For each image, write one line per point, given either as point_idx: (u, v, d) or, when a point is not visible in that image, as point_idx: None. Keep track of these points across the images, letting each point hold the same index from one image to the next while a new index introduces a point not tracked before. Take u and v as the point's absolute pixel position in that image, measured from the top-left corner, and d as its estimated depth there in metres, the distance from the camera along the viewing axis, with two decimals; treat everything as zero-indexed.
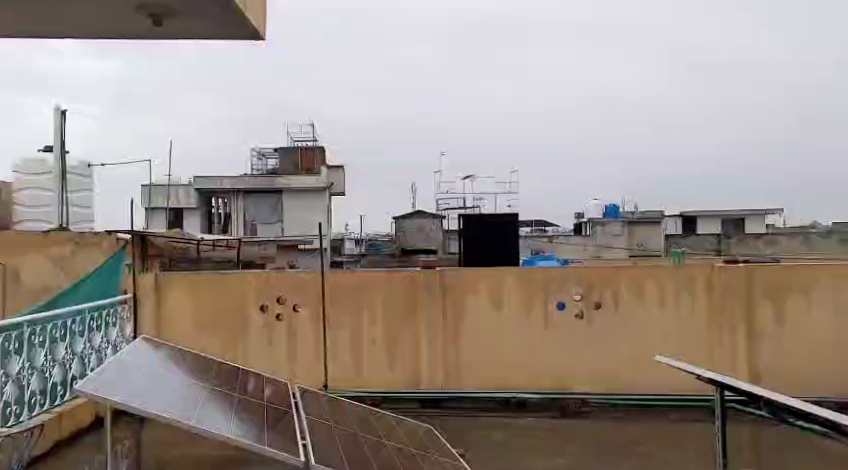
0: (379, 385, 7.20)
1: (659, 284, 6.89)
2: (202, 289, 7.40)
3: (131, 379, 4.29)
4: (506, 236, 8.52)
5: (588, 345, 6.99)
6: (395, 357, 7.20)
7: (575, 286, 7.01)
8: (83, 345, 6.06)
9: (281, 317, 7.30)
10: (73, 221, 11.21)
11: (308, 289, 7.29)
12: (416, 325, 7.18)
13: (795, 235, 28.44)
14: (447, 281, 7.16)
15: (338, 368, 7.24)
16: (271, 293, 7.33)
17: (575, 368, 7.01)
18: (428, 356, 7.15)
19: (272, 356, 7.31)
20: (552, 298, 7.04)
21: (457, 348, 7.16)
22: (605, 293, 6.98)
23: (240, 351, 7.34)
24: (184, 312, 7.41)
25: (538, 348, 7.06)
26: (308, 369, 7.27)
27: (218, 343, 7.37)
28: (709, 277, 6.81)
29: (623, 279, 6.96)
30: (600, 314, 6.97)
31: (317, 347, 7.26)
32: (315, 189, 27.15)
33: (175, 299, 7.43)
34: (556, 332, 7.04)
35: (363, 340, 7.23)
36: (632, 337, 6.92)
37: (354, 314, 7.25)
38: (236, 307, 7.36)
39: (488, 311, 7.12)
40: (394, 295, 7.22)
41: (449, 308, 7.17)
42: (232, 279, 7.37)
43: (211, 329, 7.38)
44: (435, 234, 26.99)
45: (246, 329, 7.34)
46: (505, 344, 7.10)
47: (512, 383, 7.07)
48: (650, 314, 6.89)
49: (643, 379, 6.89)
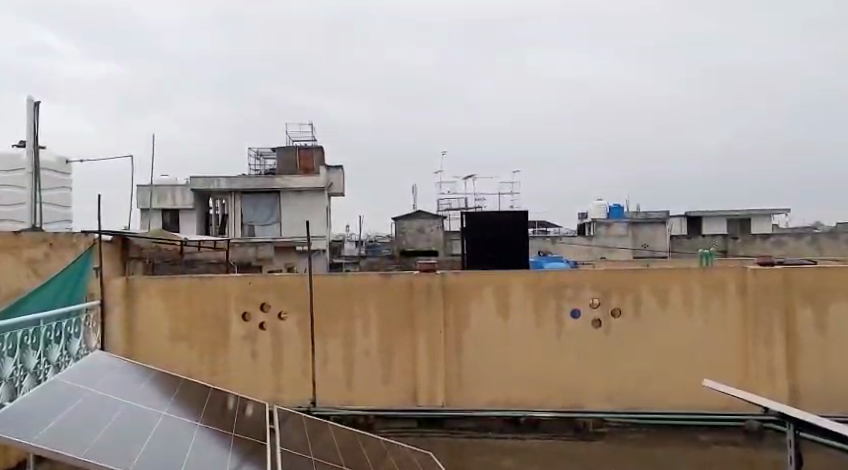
0: (372, 402, 6.48)
1: (686, 289, 6.18)
2: (179, 294, 6.67)
3: (57, 411, 3.51)
4: (514, 236, 7.82)
5: (606, 358, 6.27)
6: (390, 371, 6.49)
7: (592, 291, 6.29)
8: (40, 360, 5.34)
9: (265, 326, 6.59)
10: (48, 222, 10.54)
11: (295, 295, 6.57)
12: (414, 335, 6.46)
13: (803, 235, 27.69)
14: (449, 285, 6.44)
15: (329, 382, 6.53)
16: (254, 299, 6.61)
17: (591, 384, 6.29)
18: (427, 370, 6.42)
19: (254, 369, 6.59)
20: (567, 304, 6.33)
21: (460, 360, 6.45)
22: (626, 299, 6.26)
23: (219, 366, 6.63)
24: (159, 320, 6.68)
25: (548, 360, 6.35)
26: (295, 385, 6.56)
27: (195, 356, 6.64)
28: (742, 280, 6.10)
29: (646, 284, 6.24)
30: (619, 322, 6.27)
31: (304, 359, 6.55)
32: (313, 190, 26.41)
33: (149, 306, 6.68)
34: (570, 344, 6.32)
35: (355, 352, 6.52)
36: (655, 349, 6.21)
37: (346, 323, 6.54)
38: (216, 315, 6.63)
39: (494, 319, 6.41)
40: (390, 302, 6.51)
41: (451, 316, 6.45)
42: (211, 284, 6.64)
43: (188, 341, 6.65)
44: (435, 234, 26.24)
45: (226, 340, 6.62)
46: (513, 357, 6.39)
47: (522, 400, 6.36)
48: (676, 323, 6.18)
49: (668, 396, 6.16)
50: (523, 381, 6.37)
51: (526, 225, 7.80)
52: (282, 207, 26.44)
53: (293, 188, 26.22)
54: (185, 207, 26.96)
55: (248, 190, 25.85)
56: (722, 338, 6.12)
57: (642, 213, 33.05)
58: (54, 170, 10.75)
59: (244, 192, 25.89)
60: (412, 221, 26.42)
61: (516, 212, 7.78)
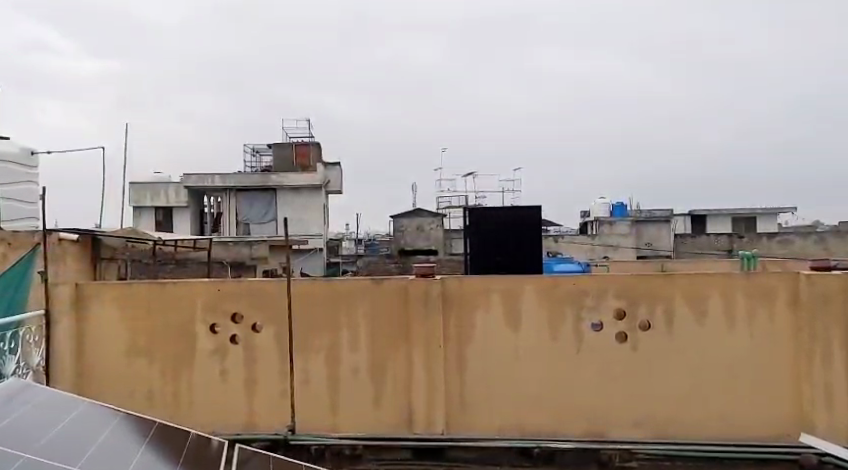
0: (360, 428, 5.61)
1: (728, 297, 5.27)
2: (137, 303, 5.75)
3: None
4: (525, 235, 6.90)
5: (633, 378, 5.39)
6: (381, 392, 5.60)
7: (616, 300, 5.38)
8: None
9: (237, 340, 5.69)
10: (12, 219, 9.65)
11: (271, 303, 5.67)
12: (408, 350, 5.57)
13: (810, 234, 26.74)
14: (449, 292, 5.55)
15: (311, 406, 5.64)
16: (223, 309, 5.71)
17: (615, 409, 5.41)
18: (425, 392, 5.53)
19: (224, 391, 5.70)
20: (587, 315, 5.42)
21: (462, 381, 5.56)
22: (657, 309, 5.35)
23: (184, 388, 5.73)
24: (115, 333, 5.77)
25: (565, 381, 5.45)
26: (272, 409, 5.67)
27: (155, 375, 5.75)
28: (793, 286, 5.20)
29: (680, 291, 5.32)
30: (649, 337, 5.37)
31: (282, 378, 5.65)
32: (310, 187, 25.46)
33: (103, 317, 5.78)
34: (591, 361, 5.43)
35: (341, 369, 5.63)
36: (691, 367, 5.32)
37: (332, 337, 5.65)
38: (179, 327, 5.73)
39: (502, 332, 5.51)
40: (381, 311, 5.61)
41: (451, 328, 5.56)
42: (175, 291, 5.73)
43: (147, 358, 5.76)
44: (435, 233, 25.31)
45: (191, 356, 5.72)
46: (524, 377, 5.49)
47: (534, 427, 5.48)
48: (715, 337, 5.29)
49: (705, 424, 5.30)
50: (537, 405, 5.49)
51: (541, 223, 6.87)
52: (278, 204, 25.48)
53: (289, 186, 25.27)
54: (178, 205, 26.07)
55: (245, 187, 24.93)
56: (768, 355, 5.24)
57: (646, 211, 32.13)
58: (17, 162, 9.95)
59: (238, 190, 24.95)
60: (412, 219, 25.44)
61: (529, 207, 6.85)
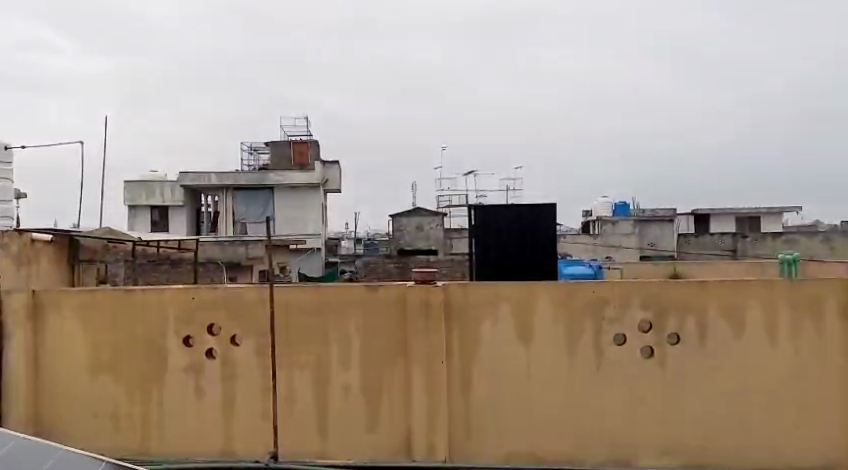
0: (352, 454, 4.98)
1: (769, 308, 4.64)
2: (102, 314, 5.12)
3: None
4: (537, 236, 6.25)
5: (659, 399, 4.77)
6: (376, 414, 4.98)
7: (642, 310, 4.74)
8: None
9: (214, 354, 5.06)
10: None
11: (252, 314, 5.03)
12: (407, 366, 4.95)
13: (816, 233, 26.09)
14: (452, 301, 4.92)
15: (296, 430, 5.01)
16: (198, 320, 5.07)
17: (640, 435, 4.79)
18: (425, 413, 4.91)
19: (199, 412, 5.07)
20: (608, 328, 4.79)
21: (466, 400, 4.93)
22: (688, 321, 4.71)
23: (153, 408, 5.10)
24: (77, 347, 5.14)
25: (584, 403, 4.83)
26: (252, 432, 5.04)
27: (122, 394, 5.12)
28: (844, 296, 4.56)
29: (715, 302, 4.68)
30: (678, 352, 4.74)
31: (264, 398, 5.03)
32: (309, 186, 24.80)
33: (63, 329, 5.14)
34: (612, 379, 4.80)
35: (330, 388, 5.00)
36: (725, 387, 4.70)
37: (319, 351, 5.01)
38: (148, 340, 5.10)
39: (512, 346, 4.88)
40: (375, 322, 4.98)
41: (454, 342, 4.93)
42: (144, 299, 5.09)
43: (113, 375, 5.13)
44: (436, 233, 24.67)
45: (162, 373, 5.09)
46: (536, 398, 4.87)
47: (548, 453, 4.86)
48: (755, 354, 4.66)
49: (740, 450, 4.70)
50: (552, 431, 4.86)
51: (555, 222, 6.23)
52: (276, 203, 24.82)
53: (287, 185, 24.62)
54: (174, 204, 25.30)
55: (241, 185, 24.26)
56: (814, 373, 4.62)
57: (650, 210, 31.51)
58: None
59: (235, 188, 24.29)
60: (412, 219, 24.81)
61: (541, 205, 6.21)
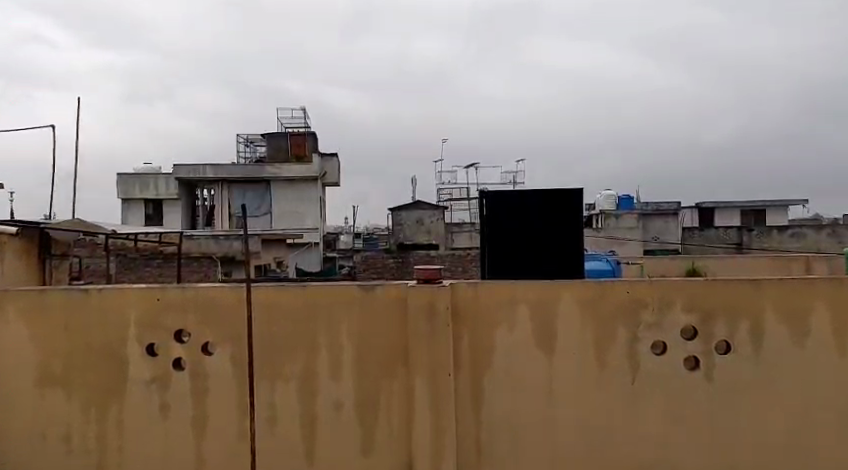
0: None
1: (836, 311, 3.92)
2: (52, 318, 4.39)
3: None
4: (557, 226, 5.51)
5: (706, 417, 4.04)
6: (371, 435, 4.26)
7: (685, 313, 4.01)
8: None
9: (183, 365, 4.34)
10: None
11: (227, 317, 4.30)
12: (408, 378, 4.23)
13: (823, 227, 25.39)
14: (460, 303, 4.19)
15: (278, 453, 4.28)
16: (165, 325, 4.34)
17: (682, 460, 4.07)
18: (428, 435, 4.17)
19: (166, 432, 4.34)
20: (645, 334, 4.06)
21: (478, 418, 4.21)
22: (740, 327, 3.98)
23: (113, 428, 4.37)
24: (22, 358, 4.41)
25: (617, 423, 4.10)
26: (227, 456, 4.32)
27: (76, 410, 4.40)
28: None
29: (772, 304, 3.95)
30: (728, 363, 4.01)
31: (242, 415, 4.30)
32: (307, 179, 23.99)
33: (8, 336, 4.41)
34: (650, 395, 4.07)
35: (318, 404, 4.27)
36: (782, 402, 3.98)
37: (304, 362, 4.28)
38: (107, 349, 4.37)
39: (531, 356, 4.15)
40: (370, 327, 4.25)
41: (464, 351, 4.21)
42: (101, 301, 4.36)
43: (67, 389, 4.40)
44: (436, 227, 23.92)
45: (122, 388, 4.36)
46: (560, 415, 4.14)
47: None
48: (819, 366, 3.94)
49: None
50: (578, 455, 4.13)
51: (581, 211, 5.50)
52: (275, 197, 24.07)
53: (284, 177, 23.82)
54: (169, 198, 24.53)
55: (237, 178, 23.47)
56: None
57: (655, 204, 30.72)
58: None
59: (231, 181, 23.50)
60: (411, 213, 23.98)
61: (567, 191, 5.49)
